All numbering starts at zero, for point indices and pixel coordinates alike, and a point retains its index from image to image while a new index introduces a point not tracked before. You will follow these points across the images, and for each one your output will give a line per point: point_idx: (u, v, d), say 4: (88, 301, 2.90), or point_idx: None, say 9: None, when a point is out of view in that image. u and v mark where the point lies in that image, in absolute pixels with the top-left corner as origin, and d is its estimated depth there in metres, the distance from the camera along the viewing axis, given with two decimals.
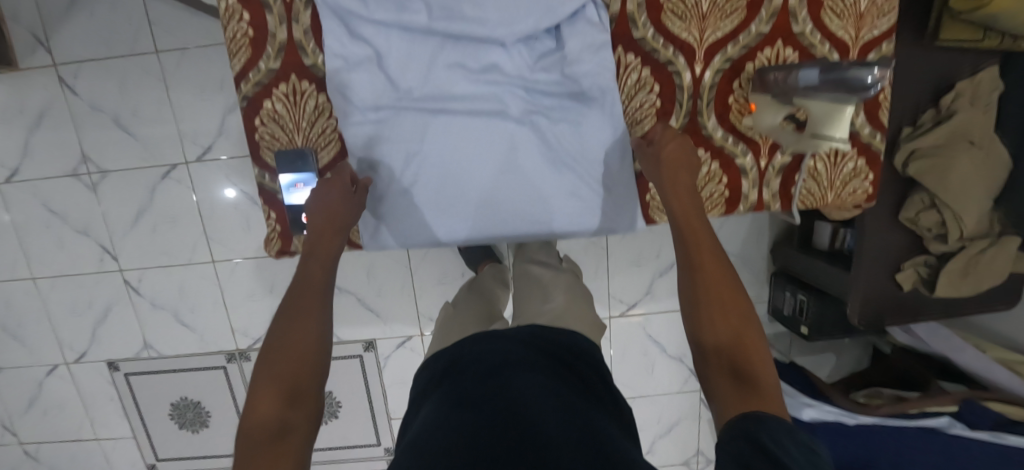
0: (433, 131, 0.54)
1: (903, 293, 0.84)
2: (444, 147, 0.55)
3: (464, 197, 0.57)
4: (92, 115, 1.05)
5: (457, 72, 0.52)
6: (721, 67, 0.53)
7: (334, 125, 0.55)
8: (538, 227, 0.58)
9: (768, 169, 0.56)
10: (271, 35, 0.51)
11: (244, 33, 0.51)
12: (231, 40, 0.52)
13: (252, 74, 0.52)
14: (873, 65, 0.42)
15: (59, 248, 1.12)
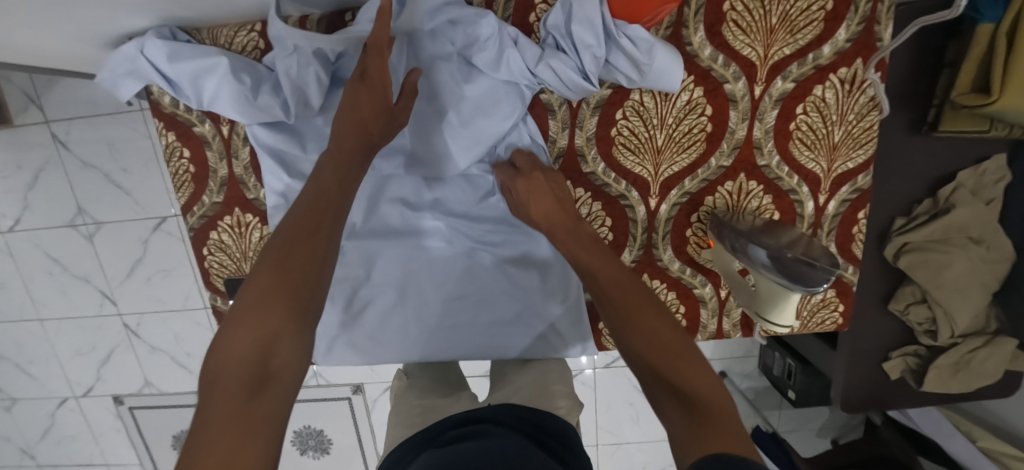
0: (381, 262, 0.60)
1: (891, 381, 0.80)
2: (394, 273, 0.60)
3: (416, 320, 0.61)
4: (85, 170, 1.08)
5: (399, 206, 0.58)
6: (677, 201, 0.51)
7: None
8: (485, 350, 0.61)
9: (728, 298, 0.55)
10: (212, 171, 0.53)
11: (186, 170, 0.53)
12: (174, 176, 0.53)
13: (196, 208, 0.54)
14: (827, 270, 0.41)
15: (62, 293, 1.18)
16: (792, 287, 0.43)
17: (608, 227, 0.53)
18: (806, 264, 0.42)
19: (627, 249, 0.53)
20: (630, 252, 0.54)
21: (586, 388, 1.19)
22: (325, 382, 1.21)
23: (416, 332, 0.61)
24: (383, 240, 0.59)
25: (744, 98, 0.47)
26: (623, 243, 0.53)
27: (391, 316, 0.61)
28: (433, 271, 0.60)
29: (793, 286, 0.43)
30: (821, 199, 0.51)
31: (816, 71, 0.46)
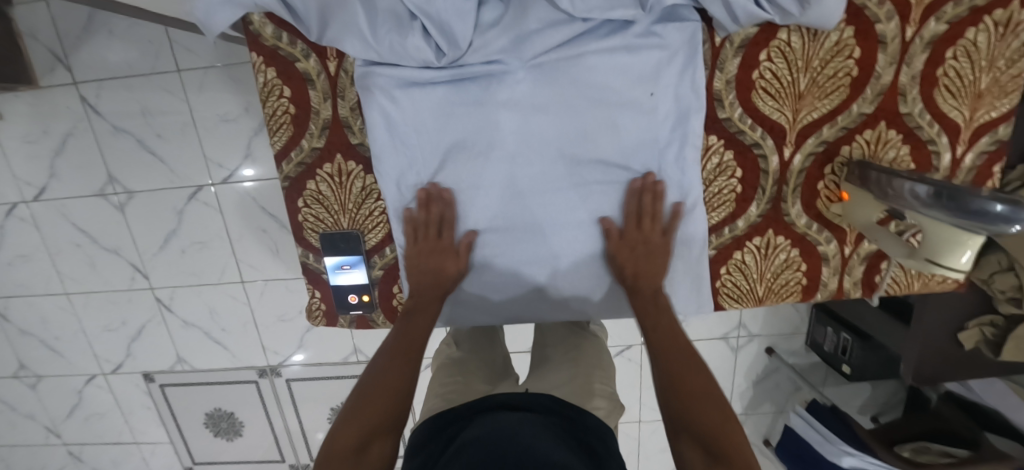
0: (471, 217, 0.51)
1: (965, 351, 0.79)
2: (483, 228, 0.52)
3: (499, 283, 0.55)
4: (115, 136, 1.03)
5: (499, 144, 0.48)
6: (813, 150, 0.48)
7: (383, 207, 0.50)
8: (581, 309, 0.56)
9: (852, 256, 0.52)
10: (314, 113, 0.47)
11: (285, 110, 0.47)
12: (270, 116, 0.48)
13: (295, 153, 0.48)
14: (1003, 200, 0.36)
15: (92, 267, 1.14)
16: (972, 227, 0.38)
17: (736, 180, 0.49)
18: (985, 197, 0.36)
19: (754, 203, 0.49)
20: (757, 206, 0.50)
21: (631, 365, 1.17)
22: (365, 358, 1.18)
23: (519, 295, 0.55)
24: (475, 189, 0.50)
25: (894, 41, 0.44)
26: (750, 197, 0.49)
27: (490, 273, 0.54)
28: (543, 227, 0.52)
29: (980, 226, 0.38)
30: (959, 151, 0.48)
31: (971, 13, 0.43)
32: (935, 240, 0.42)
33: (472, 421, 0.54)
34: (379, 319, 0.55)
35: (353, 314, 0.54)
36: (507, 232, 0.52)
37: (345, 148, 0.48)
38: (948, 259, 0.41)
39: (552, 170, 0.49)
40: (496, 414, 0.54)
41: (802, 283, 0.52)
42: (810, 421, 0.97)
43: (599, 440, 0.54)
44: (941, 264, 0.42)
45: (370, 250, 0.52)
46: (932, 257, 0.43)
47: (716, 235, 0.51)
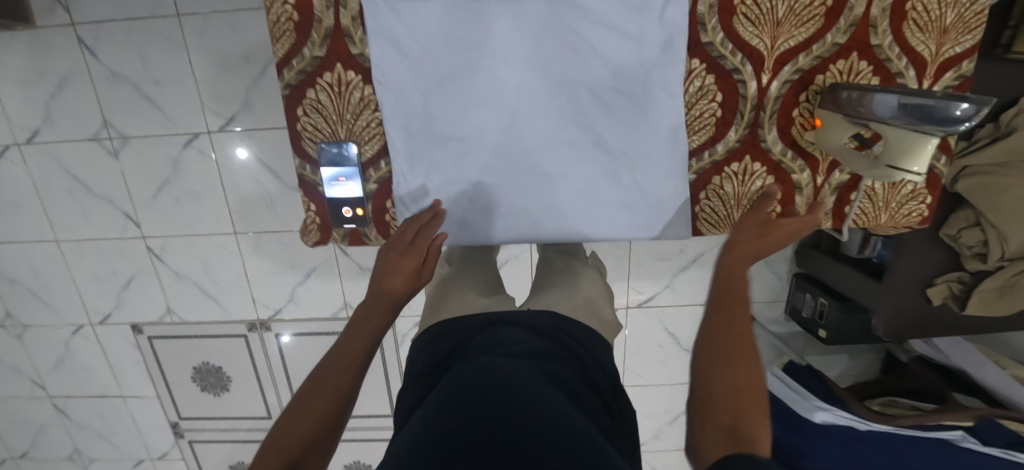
0: (465, 133, 0.51)
1: (933, 307, 0.83)
2: (479, 146, 0.52)
3: (495, 203, 0.55)
4: (113, 81, 1.03)
5: (489, 56, 0.48)
6: (789, 78, 0.50)
7: (379, 119, 0.51)
8: (571, 232, 0.57)
9: (824, 185, 0.55)
10: (316, 21, 0.48)
11: (289, 17, 0.48)
12: (275, 24, 0.49)
13: (295, 60, 0.50)
14: (962, 100, 0.39)
15: (83, 215, 1.13)
16: (929, 127, 0.42)
17: (716, 104, 0.51)
18: (952, 99, 0.40)
19: (733, 128, 0.52)
20: (736, 132, 0.52)
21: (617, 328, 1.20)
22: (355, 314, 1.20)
23: (512, 213, 0.55)
24: (469, 103, 0.50)
25: None
26: (730, 121, 0.52)
27: (483, 189, 0.54)
28: (535, 142, 0.52)
29: (935, 129, 0.42)
30: (925, 85, 0.51)
31: None
32: (895, 148, 0.45)
33: (465, 341, 0.53)
34: (372, 234, 0.58)
35: (346, 227, 0.57)
36: (499, 146, 0.52)
37: (343, 60, 0.50)
38: (913, 166, 0.45)
39: (543, 83, 0.49)
40: (500, 331, 0.52)
41: (776, 211, 0.56)
42: (786, 379, 0.98)
43: (592, 356, 0.55)
44: (908, 171, 0.45)
45: (365, 162, 0.54)
46: (896, 168, 0.46)
47: (696, 160, 0.54)
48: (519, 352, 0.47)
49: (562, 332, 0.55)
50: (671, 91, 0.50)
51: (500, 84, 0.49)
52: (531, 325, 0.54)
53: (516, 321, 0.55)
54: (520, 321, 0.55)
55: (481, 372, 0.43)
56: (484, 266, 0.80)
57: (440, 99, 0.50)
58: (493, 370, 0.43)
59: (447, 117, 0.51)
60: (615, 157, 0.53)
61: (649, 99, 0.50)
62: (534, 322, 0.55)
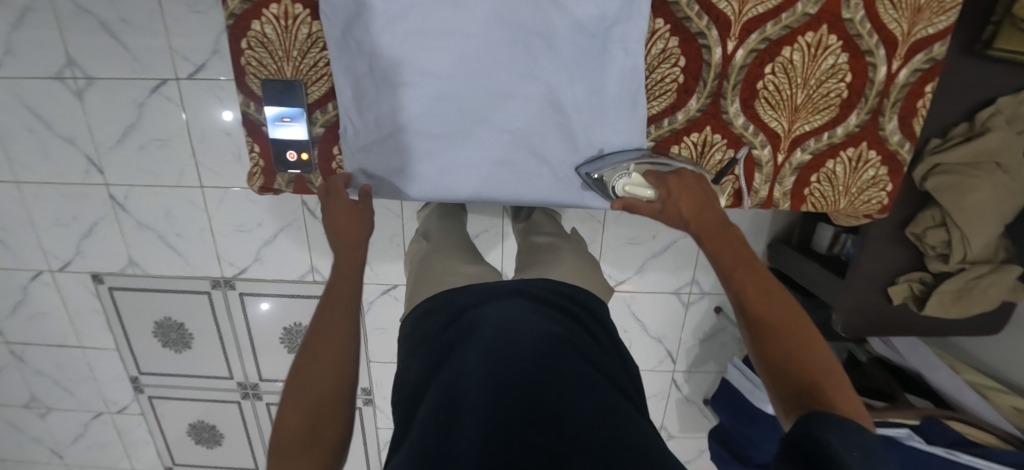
0: (422, 80, 0.49)
1: (892, 306, 0.82)
2: (437, 95, 0.50)
3: (456, 158, 0.54)
4: (78, 17, 0.99)
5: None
6: (755, 47, 0.48)
7: (328, 59, 0.50)
8: (530, 193, 0.56)
9: (784, 165, 0.53)
10: None
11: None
12: None
13: None
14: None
15: (43, 156, 1.10)
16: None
17: (679, 69, 0.49)
18: None
19: (695, 96, 0.50)
20: (697, 101, 0.51)
21: None
22: (322, 278, 1.18)
23: (473, 170, 0.54)
24: (424, 47, 0.48)
25: None
26: (692, 89, 0.50)
27: (437, 140, 0.53)
28: (491, 95, 0.51)
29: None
30: (893, 66, 0.49)
31: None
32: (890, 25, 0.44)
33: (455, 310, 0.52)
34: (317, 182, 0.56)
35: (291, 173, 0.55)
36: (458, 96, 0.50)
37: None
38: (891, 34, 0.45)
39: (501, 30, 0.48)
40: (499, 297, 0.52)
41: (735, 188, 0.54)
42: (744, 370, 1.01)
43: (592, 315, 0.57)
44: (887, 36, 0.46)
45: (311, 103, 0.52)
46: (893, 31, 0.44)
47: (656, 128, 0.53)
48: (522, 318, 0.48)
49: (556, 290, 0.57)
50: (631, 48, 0.48)
51: (456, 25, 0.47)
52: (526, 286, 0.56)
53: (505, 283, 0.56)
54: (509, 284, 0.56)
55: (490, 345, 0.44)
56: (461, 233, 0.80)
57: (392, 35, 0.47)
58: (503, 348, 0.44)
59: (399, 57, 0.48)
60: (572, 117, 0.51)
61: (607, 60, 0.49)
62: (525, 283, 0.57)
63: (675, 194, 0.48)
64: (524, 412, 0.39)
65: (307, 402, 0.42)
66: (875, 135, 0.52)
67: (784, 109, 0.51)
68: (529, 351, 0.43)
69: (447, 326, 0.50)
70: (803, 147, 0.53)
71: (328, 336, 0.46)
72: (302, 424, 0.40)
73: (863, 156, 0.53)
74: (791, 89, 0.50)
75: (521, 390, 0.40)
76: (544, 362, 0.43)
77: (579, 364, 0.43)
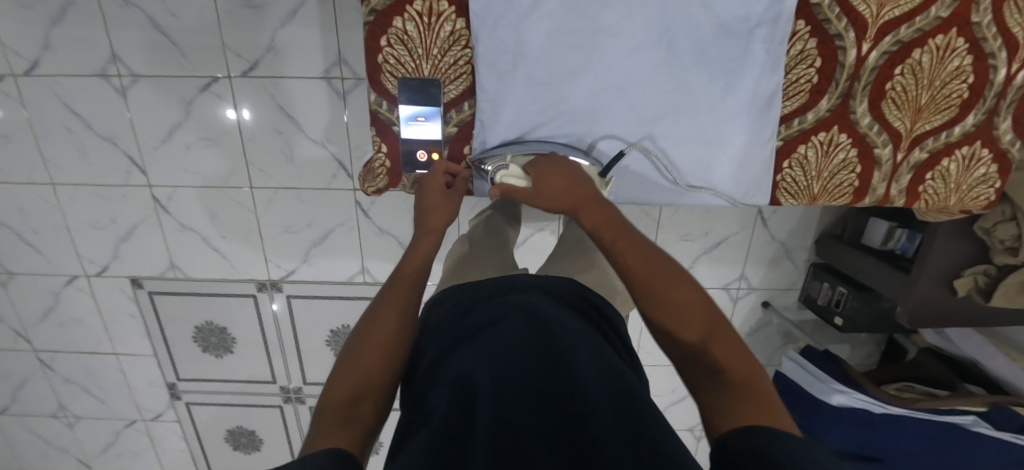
0: (562, 77, 0.51)
1: (957, 298, 0.85)
2: (577, 89, 0.52)
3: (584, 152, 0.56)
4: (124, 11, 0.95)
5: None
6: (888, 49, 0.50)
7: (469, 57, 0.50)
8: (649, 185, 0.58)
9: (903, 163, 0.55)
10: None
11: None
12: None
13: None
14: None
15: (82, 157, 1.05)
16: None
17: (814, 70, 0.51)
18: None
19: (826, 97, 0.52)
20: (827, 101, 0.52)
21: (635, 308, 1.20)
22: (373, 280, 1.17)
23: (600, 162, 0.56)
24: (569, 43, 0.50)
25: None
26: (824, 90, 0.51)
27: (559, 140, 0.56)
28: (621, 93, 0.52)
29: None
30: (1014, 67, 0.51)
31: None
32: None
33: (463, 312, 0.53)
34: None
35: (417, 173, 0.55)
36: (596, 91, 0.52)
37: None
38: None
39: (644, 32, 0.49)
40: (515, 294, 0.53)
41: (854, 185, 0.56)
42: (802, 363, 1.04)
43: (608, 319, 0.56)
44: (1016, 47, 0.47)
45: (446, 102, 0.53)
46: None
47: (784, 127, 0.54)
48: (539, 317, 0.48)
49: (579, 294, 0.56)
50: (772, 46, 0.49)
51: (599, 27, 0.49)
52: (541, 282, 0.56)
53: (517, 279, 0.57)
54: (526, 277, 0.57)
55: (498, 346, 0.45)
56: (496, 249, 0.84)
57: (539, 39, 0.49)
58: (507, 350, 0.44)
59: (542, 55, 0.50)
60: (701, 114, 0.53)
61: (748, 59, 0.50)
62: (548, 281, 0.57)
63: (545, 175, 0.51)
64: (522, 403, 0.40)
65: (351, 376, 0.42)
66: (989, 134, 0.54)
67: (908, 109, 0.53)
68: (529, 353, 0.44)
69: (466, 315, 0.52)
70: (921, 145, 0.54)
71: (378, 326, 0.46)
72: (347, 388, 0.41)
73: (975, 154, 0.55)
74: (916, 90, 0.52)
75: (525, 383, 0.42)
76: (554, 355, 0.44)
77: (589, 352, 0.45)
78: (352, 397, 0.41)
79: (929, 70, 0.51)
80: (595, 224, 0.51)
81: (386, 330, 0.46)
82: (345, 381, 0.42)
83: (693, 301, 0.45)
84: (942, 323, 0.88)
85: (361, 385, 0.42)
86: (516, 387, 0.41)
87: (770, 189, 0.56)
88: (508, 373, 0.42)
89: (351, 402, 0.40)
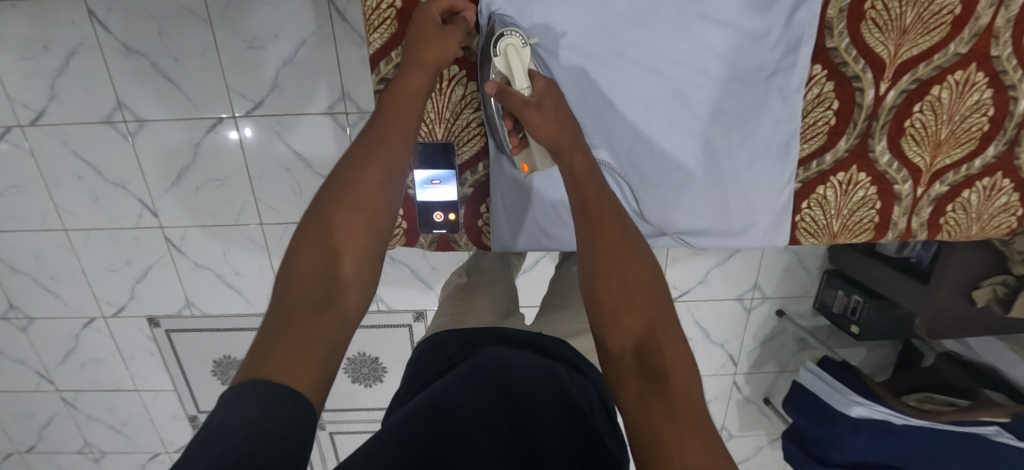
0: None
1: (975, 308, 0.84)
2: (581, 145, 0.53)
3: None
4: (128, 58, 0.95)
5: (597, 56, 0.49)
6: (906, 87, 0.49)
7: (481, 118, 0.53)
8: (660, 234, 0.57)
9: (923, 196, 0.54)
10: (420, 10, 0.49)
11: (391, 5, 0.48)
12: (373, 14, 0.49)
13: (394, 53, 0.50)
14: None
15: (93, 202, 1.06)
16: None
17: (832, 113, 0.50)
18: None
19: (844, 138, 0.51)
20: (845, 142, 0.51)
21: None
22: (386, 308, 1.17)
23: None
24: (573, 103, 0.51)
25: None
26: (842, 131, 0.51)
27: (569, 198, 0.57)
28: (638, 147, 0.53)
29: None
30: None
31: None
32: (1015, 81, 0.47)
33: (454, 354, 0.55)
34: (459, 241, 0.60)
35: (435, 233, 0.58)
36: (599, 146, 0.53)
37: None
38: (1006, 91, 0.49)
39: (655, 87, 0.50)
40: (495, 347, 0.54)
41: (875, 221, 0.55)
42: (819, 374, 1.04)
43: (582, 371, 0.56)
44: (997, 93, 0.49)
45: (462, 163, 0.56)
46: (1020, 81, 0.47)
47: (802, 169, 0.53)
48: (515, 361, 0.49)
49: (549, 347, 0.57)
50: (789, 90, 0.49)
51: (614, 87, 0.50)
52: (518, 339, 0.58)
53: (501, 332, 0.59)
54: (505, 335, 0.58)
55: (478, 376, 0.45)
56: (500, 279, 0.86)
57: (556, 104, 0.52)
58: (485, 377, 0.45)
59: None
60: (719, 161, 0.53)
61: (762, 108, 0.50)
62: (523, 338, 0.58)
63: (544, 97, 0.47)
64: (485, 425, 0.41)
65: (306, 281, 0.39)
66: (1011, 163, 0.53)
67: (928, 145, 0.52)
68: (510, 380, 0.46)
69: (459, 353, 0.54)
70: (941, 179, 0.54)
71: (345, 228, 0.43)
72: (311, 301, 0.38)
73: (995, 184, 0.54)
74: (936, 125, 0.51)
75: (489, 419, 0.41)
76: (517, 409, 0.43)
77: (553, 405, 0.44)
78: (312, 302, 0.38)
79: (948, 105, 0.50)
80: (578, 168, 0.46)
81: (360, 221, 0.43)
82: (304, 281, 0.39)
83: (636, 274, 0.41)
84: (958, 331, 0.87)
85: (328, 305, 0.39)
86: (483, 416, 0.41)
87: (790, 230, 0.56)
88: (481, 401, 0.43)
89: (321, 315, 0.38)
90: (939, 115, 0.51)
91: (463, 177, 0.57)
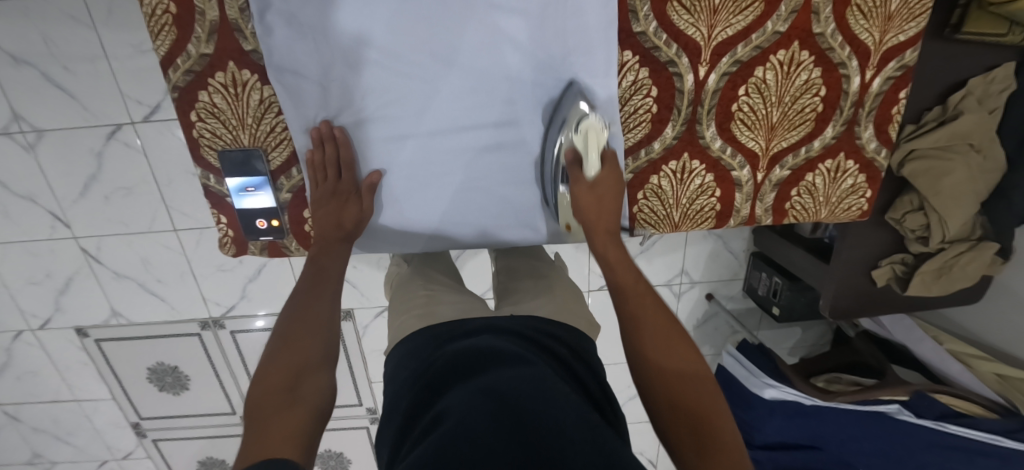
0: (417, 130, 0.56)
1: (876, 288, 0.84)
2: (429, 140, 0.57)
3: (441, 181, 0.60)
4: (16, 69, 0.92)
5: (424, 53, 0.51)
6: (727, 70, 0.51)
7: (283, 123, 0.55)
8: (508, 213, 0.63)
9: (764, 182, 0.59)
10: (198, 14, 0.48)
11: (165, 10, 0.47)
12: (150, 17, 0.48)
13: (180, 60, 0.50)
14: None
15: (4, 217, 1.04)
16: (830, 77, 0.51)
17: (651, 100, 0.54)
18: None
19: (669, 125, 0.55)
20: (673, 128, 0.55)
21: None
22: None
23: (468, 202, 0.62)
24: (420, 102, 0.54)
25: None
26: (666, 118, 0.55)
27: (430, 193, 0.61)
28: (483, 134, 0.57)
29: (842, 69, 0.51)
30: (867, 75, 0.52)
31: None
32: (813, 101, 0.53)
33: (440, 349, 0.53)
34: (290, 246, 0.64)
35: (260, 239, 0.62)
36: (446, 143, 0.58)
37: (202, 80, 0.51)
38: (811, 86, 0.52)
39: (485, 81, 0.54)
40: (479, 337, 0.53)
41: (716, 209, 0.60)
42: (740, 358, 1.04)
43: (580, 362, 0.55)
44: (806, 90, 0.53)
45: (274, 171, 0.58)
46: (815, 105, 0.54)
47: (634, 159, 0.57)
48: (511, 361, 0.45)
49: (542, 335, 0.55)
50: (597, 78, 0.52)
51: (445, 83, 0.53)
52: (510, 327, 0.56)
53: (497, 323, 0.57)
54: (502, 321, 0.57)
55: (467, 388, 0.42)
56: (444, 261, 0.82)
57: (397, 104, 0.54)
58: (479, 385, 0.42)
59: (391, 114, 0.55)
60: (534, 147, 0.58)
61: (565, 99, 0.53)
62: (514, 325, 0.56)
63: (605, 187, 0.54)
64: (488, 421, 0.37)
65: (276, 373, 0.42)
66: (852, 143, 0.56)
67: (760, 129, 0.55)
68: (500, 374, 0.43)
69: (439, 352, 0.52)
70: (782, 163, 0.57)
71: (306, 321, 0.48)
72: (282, 386, 0.41)
73: (841, 166, 0.58)
74: (765, 108, 0.54)
75: (485, 411, 0.38)
76: (507, 403, 0.39)
77: (548, 387, 0.41)
78: (285, 388, 0.41)
79: (777, 85, 0.52)
80: (613, 259, 0.53)
81: (317, 320, 0.48)
82: (272, 380, 0.41)
83: (675, 351, 0.46)
84: (863, 310, 0.86)
85: (290, 392, 0.41)
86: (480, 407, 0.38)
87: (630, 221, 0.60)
88: (468, 402, 0.39)
89: (289, 402, 0.40)
90: (764, 96, 0.53)
91: (278, 183, 0.59)
